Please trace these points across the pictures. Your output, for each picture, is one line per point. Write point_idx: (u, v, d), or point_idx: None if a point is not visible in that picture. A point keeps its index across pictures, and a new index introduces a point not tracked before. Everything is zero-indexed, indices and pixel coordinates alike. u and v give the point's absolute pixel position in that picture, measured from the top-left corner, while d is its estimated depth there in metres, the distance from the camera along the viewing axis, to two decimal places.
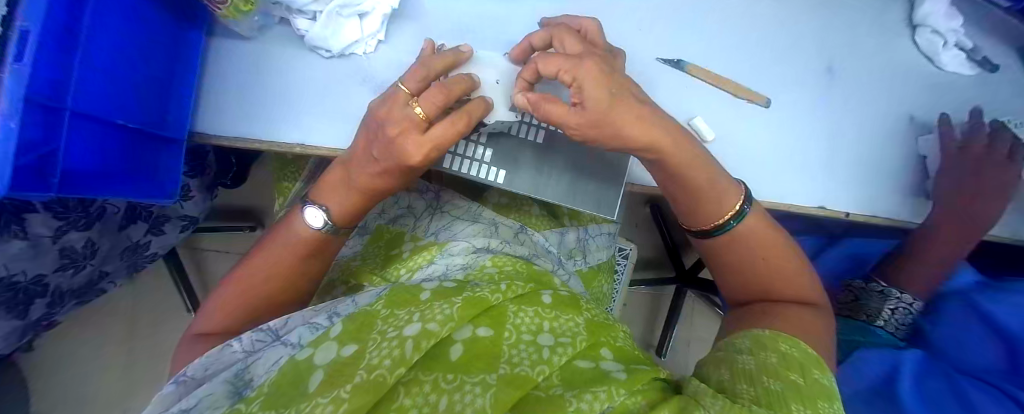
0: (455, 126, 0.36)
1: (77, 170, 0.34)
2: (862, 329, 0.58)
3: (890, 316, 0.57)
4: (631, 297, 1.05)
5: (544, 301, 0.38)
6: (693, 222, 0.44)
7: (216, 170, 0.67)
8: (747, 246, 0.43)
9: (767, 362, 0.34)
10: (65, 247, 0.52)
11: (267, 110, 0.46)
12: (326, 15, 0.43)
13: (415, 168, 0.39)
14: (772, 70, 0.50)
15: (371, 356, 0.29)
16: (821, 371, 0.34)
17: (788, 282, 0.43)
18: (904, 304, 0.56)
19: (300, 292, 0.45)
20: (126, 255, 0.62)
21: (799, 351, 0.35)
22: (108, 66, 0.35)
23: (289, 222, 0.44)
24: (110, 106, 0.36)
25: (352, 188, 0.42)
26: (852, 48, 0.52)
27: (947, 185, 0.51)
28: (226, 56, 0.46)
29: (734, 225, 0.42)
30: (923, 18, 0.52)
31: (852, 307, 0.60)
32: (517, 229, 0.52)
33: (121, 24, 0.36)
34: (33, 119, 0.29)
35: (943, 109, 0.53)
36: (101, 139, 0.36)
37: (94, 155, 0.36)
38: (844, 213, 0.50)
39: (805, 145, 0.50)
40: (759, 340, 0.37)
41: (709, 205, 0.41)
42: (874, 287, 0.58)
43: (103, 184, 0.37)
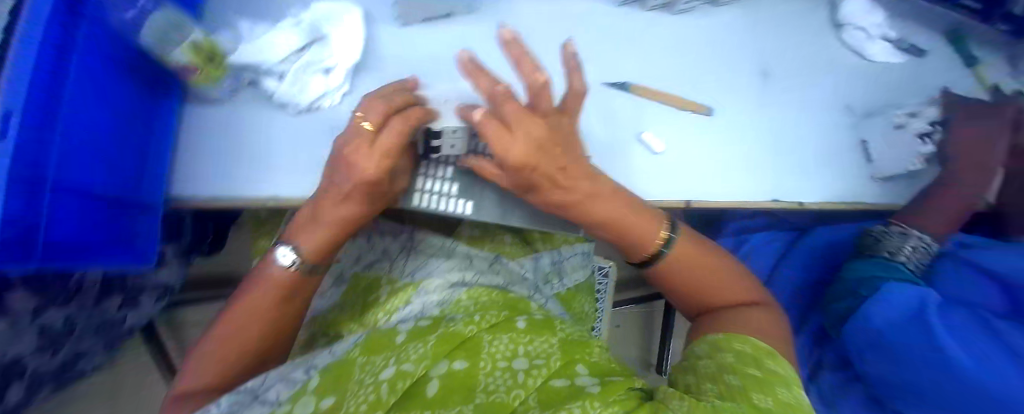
0: (404, 124, 0.38)
1: (58, 241, 0.37)
2: (884, 265, 0.57)
3: (912, 253, 0.57)
4: (622, 319, 1.06)
5: (519, 327, 0.40)
6: (632, 255, 0.46)
7: (194, 237, 0.71)
8: (686, 268, 0.45)
9: (725, 362, 0.36)
10: (44, 326, 0.53)
11: (240, 169, 0.47)
12: (292, 73, 0.47)
13: (378, 187, 0.40)
14: (720, 76, 0.53)
15: (349, 404, 0.30)
16: (775, 362, 0.35)
17: (722, 291, 0.46)
18: (922, 244, 0.58)
19: (280, 334, 0.45)
20: (101, 332, 0.64)
21: (750, 347, 0.37)
22: (86, 142, 0.38)
23: (262, 266, 0.45)
24: (88, 178, 0.39)
25: (315, 224, 0.43)
26: (787, 49, 0.56)
27: (887, 160, 0.55)
28: (201, 122, 0.48)
29: (667, 252, 0.44)
30: (845, 16, 0.58)
31: (873, 249, 0.60)
32: (491, 259, 0.53)
33: (99, 102, 0.40)
34: (17, 195, 0.32)
35: (880, 94, 0.59)
36: (81, 210, 0.38)
37: (75, 226, 0.38)
38: (798, 202, 0.53)
39: (756, 143, 0.52)
40: (712, 344, 0.39)
41: (635, 239, 0.43)
42: (896, 228, 0.59)
43: (75, 255, 0.39)
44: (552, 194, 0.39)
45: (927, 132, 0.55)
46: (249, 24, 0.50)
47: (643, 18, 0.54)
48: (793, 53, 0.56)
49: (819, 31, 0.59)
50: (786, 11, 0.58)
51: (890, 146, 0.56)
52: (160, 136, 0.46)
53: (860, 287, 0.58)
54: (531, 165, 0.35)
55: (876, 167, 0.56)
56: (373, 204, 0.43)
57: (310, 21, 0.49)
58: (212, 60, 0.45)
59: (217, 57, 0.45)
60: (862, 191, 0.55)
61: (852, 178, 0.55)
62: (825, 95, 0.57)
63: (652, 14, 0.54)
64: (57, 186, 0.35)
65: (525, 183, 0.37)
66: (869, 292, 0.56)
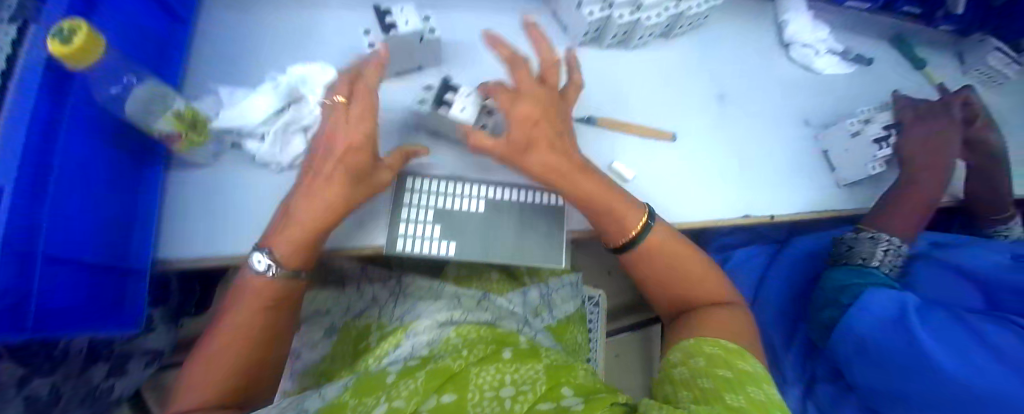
0: (365, 94, 0.44)
1: (49, 309, 0.38)
2: (861, 273, 0.58)
3: (884, 256, 0.59)
4: (620, 347, 1.03)
5: (505, 357, 0.41)
6: (610, 239, 0.48)
7: (179, 298, 0.72)
8: (660, 260, 0.47)
9: (698, 366, 0.37)
10: (32, 397, 0.52)
11: (224, 229, 0.48)
12: (272, 134, 0.50)
13: (357, 162, 0.43)
14: (682, 102, 0.57)
15: None
16: (744, 361, 0.37)
17: (699, 290, 0.48)
18: (893, 246, 0.59)
19: (265, 345, 0.44)
20: (90, 403, 0.61)
21: (721, 349, 0.38)
22: (74, 211, 0.40)
23: (238, 278, 0.45)
24: (78, 247, 0.40)
25: (288, 226, 0.43)
26: (740, 71, 0.61)
27: (846, 165, 0.59)
28: (185, 185, 0.49)
29: (644, 238, 0.46)
30: (791, 37, 0.63)
31: (848, 256, 0.61)
32: (479, 297, 0.55)
33: (87, 172, 0.42)
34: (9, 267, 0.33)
35: (832, 106, 0.63)
36: (69, 278, 0.39)
37: (63, 295, 0.39)
38: (768, 216, 0.55)
39: (722, 162, 0.55)
40: (686, 350, 0.40)
41: (614, 224, 0.46)
42: (865, 234, 0.60)
43: (66, 321, 0.39)
44: (551, 156, 0.43)
45: (883, 136, 0.59)
46: (228, 89, 0.52)
47: (603, 55, 0.58)
48: (746, 74, 0.61)
49: (769, 53, 0.64)
50: (735, 38, 0.63)
51: (850, 153, 0.58)
52: (147, 198, 0.47)
53: (840, 294, 0.59)
54: (534, 120, 0.42)
55: (840, 174, 0.59)
56: (360, 191, 0.44)
57: (288, 83, 0.51)
58: (195, 126, 0.47)
59: (199, 122, 0.48)
60: (828, 198, 0.58)
61: (818, 186, 0.58)
62: (782, 111, 0.61)
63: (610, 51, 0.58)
64: (49, 256, 0.37)
65: (525, 140, 0.42)
66: (850, 300, 0.57)
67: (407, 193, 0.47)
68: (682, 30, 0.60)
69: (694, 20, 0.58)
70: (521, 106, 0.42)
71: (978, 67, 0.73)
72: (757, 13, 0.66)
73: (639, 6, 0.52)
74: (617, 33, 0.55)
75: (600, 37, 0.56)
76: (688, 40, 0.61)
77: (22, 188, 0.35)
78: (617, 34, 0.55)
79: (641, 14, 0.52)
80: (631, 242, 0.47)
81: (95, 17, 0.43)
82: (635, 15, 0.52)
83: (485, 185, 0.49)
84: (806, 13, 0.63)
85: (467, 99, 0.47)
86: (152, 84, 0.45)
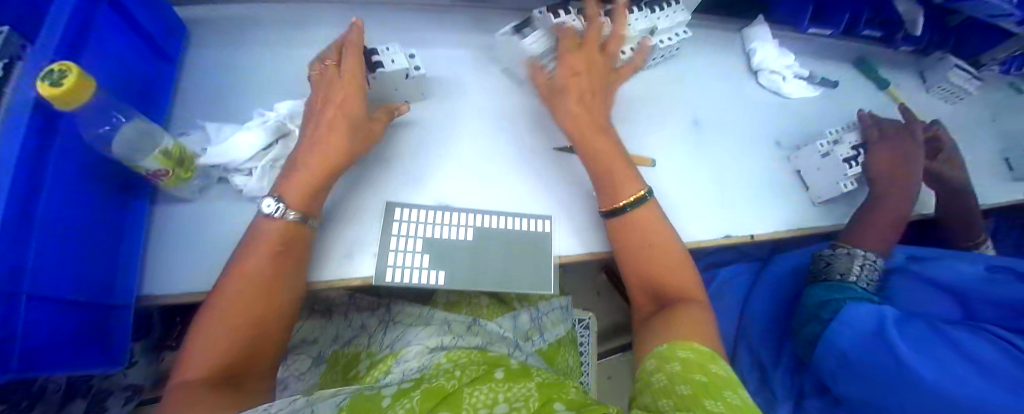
0: (353, 48, 0.50)
1: (27, 347, 0.37)
2: (839, 288, 0.60)
3: (860, 272, 0.61)
4: (614, 369, 1.02)
5: (497, 377, 0.42)
6: (603, 201, 0.50)
7: (161, 332, 0.70)
8: (643, 239, 0.49)
9: (674, 371, 0.36)
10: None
11: (208, 262, 0.48)
12: (259, 168, 0.50)
13: (349, 105, 0.49)
14: (661, 128, 0.60)
15: None
16: (717, 365, 0.37)
17: (684, 284, 0.48)
18: (869, 260, 0.61)
19: (291, 296, 0.45)
20: None
21: (693, 353, 0.38)
22: (58, 248, 0.40)
23: (254, 229, 0.45)
24: (60, 284, 0.39)
25: (295, 176, 0.46)
26: (713, 98, 0.65)
27: (818, 182, 0.61)
28: (171, 221, 0.49)
29: (631, 210, 0.49)
30: (759, 64, 0.68)
31: (826, 271, 0.63)
32: (469, 322, 0.56)
33: (70, 209, 0.42)
34: None
35: (801, 126, 0.67)
36: (50, 316, 0.38)
37: (44, 334, 0.38)
38: (749, 235, 0.56)
39: (702, 183, 0.58)
40: (661, 355, 0.40)
41: (613, 185, 0.50)
42: (841, 250, 0.63)
43: (44, 360, 0.39)
44: (574, 104, 0.53)
45: (852, 156, 0.62)
46: (216, 125, 0.53)
47: None
48: (719, 100, 0.65)
49: (739, 78, 0.68)
50: (707, 65, 0.67)
51: (821, 173, 0.61)
52: (133, 233, 0.47)
53: (821, 310, 0.60)
54: (576, 71, 0.54)
55: (813, 192, 0.62)
56: (360, 142, 0.49)
57: (276, 119, 0.53)
58: (182, 162, 0.47)
59: (186, 160, 0.48)
60: (805, 216, 0.61)
61: (792, 204, 0.61)
62: (755, 134, 0.64)
63: None
64: (32, 293, 0.37)
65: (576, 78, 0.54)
66: (829, 314, 0.59)
67: (395, 223, 0.48)
68: (656, 61, 0.64)
69: (666, 52, 0.63)
70: (568, 58, 0.55)
71: (942, 83, 0.77)
72: (727, 42, 0.71)
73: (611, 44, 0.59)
74: None
75: None
76: (663, 69, 0.65)
77: (6, 228, 0.34)
78: None
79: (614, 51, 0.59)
80: (623, 208, 0.49)
81: (83, 58, 0.44)
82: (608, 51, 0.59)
83: (478, 214, 0.51)
84: (772, 42, 0.68)
85: (536, 37, 0.59)
86: (138, 123, 0.45)
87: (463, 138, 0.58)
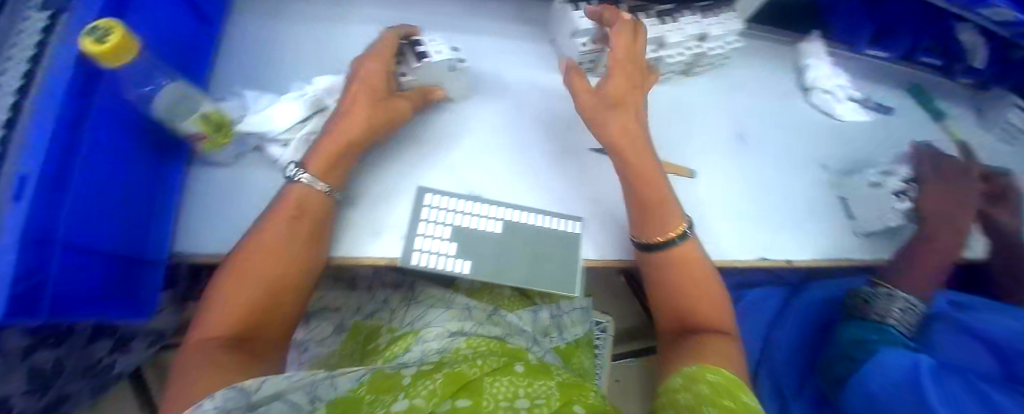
0: (389, 39, 0.52)
1: (68, 295, 0.37)
2: (875, 329, 0.56)
3: (901, 316, 0.56)
4: (624, 371, 1.03)
5: (518, 370, 0.42)
6: (642, 233, 0.47)
7: (189, 284, 0.72)
8: (681, 269, 0.47)
9: (702, 393, 0.36)
10: (33, 368, 0.54)
11: (240, 227, 0.48)
12: (295, 141, 0.51)
13: (377, 85, 0.50)
14: (702, 139, 0.58)
15: None
16: (748, 395, 0.35)
17: (715, 309, 0.47)
18: (912, 305, 0.56)
19: (309, 267, 0.45)
20: (88, 374, 0.64)
21: (722, 378, 0.37)
22: (97, 201, 0.40)
23: (284, 197, 0.45)
24: (97, 236, 0.40)
25: (319, 142, 0.47)
26: (758, 114, 0.63)
27: (865, 211, 0.59)
28: (206, 184, 0.50)
29: (677, 243, 0.47)
30: (812, 82, 0.65)
31: (863, 308, 0.59)
32: (490, 311, 0.58)
33: (110, 163, 0.42)
34: (31, 252, 0.33)
35: (849, 152, 0.64)
36: (88, 266, 0.39)
37: (83, 283, 0.39)
38: (787, 260, 0.54)
39: (741, 199, 0.56)
40: (688, 375, 0.40)
41: (658, 219, 0.47)
42: (882, 289, 0.58)
43: (84, 306, 0.39)
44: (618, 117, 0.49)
45: (903, 191, 0.59)
46: (255, 94, 0.54)
47: None
48: (765, 117, 0.63)
49: (788, 95, 0.66)
50: (756, 80, 0.65)
51: (866, 204, 0.59)
52: (166, 192, 0.48)
53: (854, 351, 0.57)
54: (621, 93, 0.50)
55: (858, 222, 0.59)
56: (384, 113, 0.49)
57: (314, 93, 0.53)
58: (220, 127, 0.48)
59: (224, 127, 0.49)
60: (850, 246, 0.58)
61: (833, 231, 0.58)
62: (800, 155, 0.62)
63: None
64: (69, 242, 0.37)
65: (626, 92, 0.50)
66: (862, 357, 0.55)
67: (425, 209, 0.48)
68: (703, 69, 0.62)
69: (716, 60, 0.61)
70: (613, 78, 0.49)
71: None
72: (778, 58, 0.69)
73: (662, 45, 0.55)
74: None
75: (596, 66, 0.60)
76: (709, 79, 0.63)
77: (50, 172, 0.35)
78: None
79: (663, 52, 0.56)
80: (659, 245, 0.47)
81: (129, 15, 0.44)
82: (657, 52, 0.56)
83: (509, 208, 0.51)
84: (827, 61, 0.65)
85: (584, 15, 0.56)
86: (178, 85, 0.46)
87: (499, 128, 0.57)
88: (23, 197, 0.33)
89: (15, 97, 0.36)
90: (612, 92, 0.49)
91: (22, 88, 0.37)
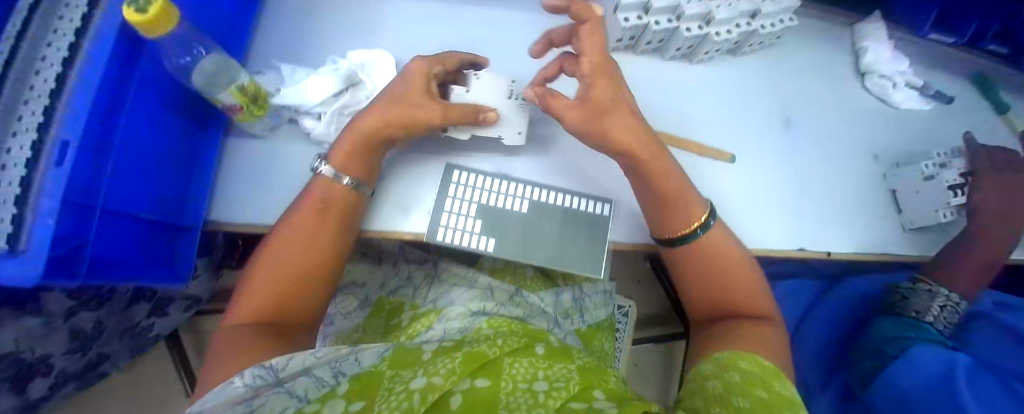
0: (456, 57, 0.51)
1: (102, 258, 0.38)
2: (911, 325, 0.55)
3: (940, 313, 0.55)
4: (641, 357, 1.04)
5: (538, 352, 0.42)
6: (663, 229, 0.46)
7: (224, 251, 0.75)
8: (708, 258, 0.45)
9: (732, 382, 0.35)
10: (74, 328, 0.57)
11: (275, 197, 0.49)
12: (329, 115, 0.50)
13: (410, 92, 0.46)
14: (744, 124, 0.57)
15: (380, 408, 0.32)
16: (783, 384, 0.34)
17: (753, 296, 0.45)
18: (952, 301, 0.54)
19: (335, 257, 0.46)
20: (125, 337, 0.68)
21: (756, 366, 0.36)
22: (135, 170, 0.41)
23: (309, 187, 0.46)
24: (134, 202, 0.41)
25: (342, 135, 0.46)
26: (806, 98, 0.60)
27: (914, 205, 0.56)
28: (238, 155, 0.50)
29: (700, 234, 0.45)
30: (869, 66, 0.61)
31: (900, 305, 0.58)
32: (512, 291, 0.57)
33: (147, 132, 0.43)
34: (70, 215, 0.34)
35: (903, 141, 0.61)
36: (124, 232, 0.40)
37: (119, 248, 0.40)
38: (826, 251, 0.54)
39: (782, 188, 0.55)
40: (720, 362, 0.39)
41: (679, 213, 0.45)
42: (922, 285, 0.56)
43: (118, 271, 0.41)
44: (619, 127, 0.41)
45: (957, 185, 0.54)
46: (290, 67, 0.53)
47: (664, 67, 0.58)
48: (814, 102, 0.60)
49: (841, 78, 0.62)
50: (809, 60, 0.62)
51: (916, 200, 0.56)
52: (204, 162, 0.49)
53: (885, 346, 0.56)
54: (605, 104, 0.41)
55: (906, 216, 0.56)
56: (403, 111, 0.45)
57: (348, 68, 0.52)
58: (256, 100, 0.47)
59: (260, 98, 0.48)
60: (893, 241, 0.56)
61: (879, 223, 0.56)
62: (848, 144, 0.59)
63: (671, 62, 0.58)
64: (107, 208, 0.38)
65: (609, 99, 0.42)
66: (894, 352, 0.54)
67: (452, 185, 0.49)
68: (751, 48, 0.59)
69: (766, 39, 0.57)
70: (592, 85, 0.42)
71: None
72: (834, 37, 0.64)
73: (710, 21, 0.51)
74: (683, 47, 0.55)
75: (636, 44, 0.56)
76: (757, 58, 0.60)
77: (88, 140, 0.36)
78: (681, 47, 0.55)
79: (711, 29, 0.52)
80: (681, 239, 0.45)
81: None
82: (703, 29, 0.52)
83: (534, 186, 0.50)
84: (886, 43, 0.60)
85: None
86: (218, 59, 0.45)
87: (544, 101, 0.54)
88: (63, 162, 0.34)
89: (66, 51, 0.36)
90: (594, 100, 0.41)
91: (74, 44, 0.37)
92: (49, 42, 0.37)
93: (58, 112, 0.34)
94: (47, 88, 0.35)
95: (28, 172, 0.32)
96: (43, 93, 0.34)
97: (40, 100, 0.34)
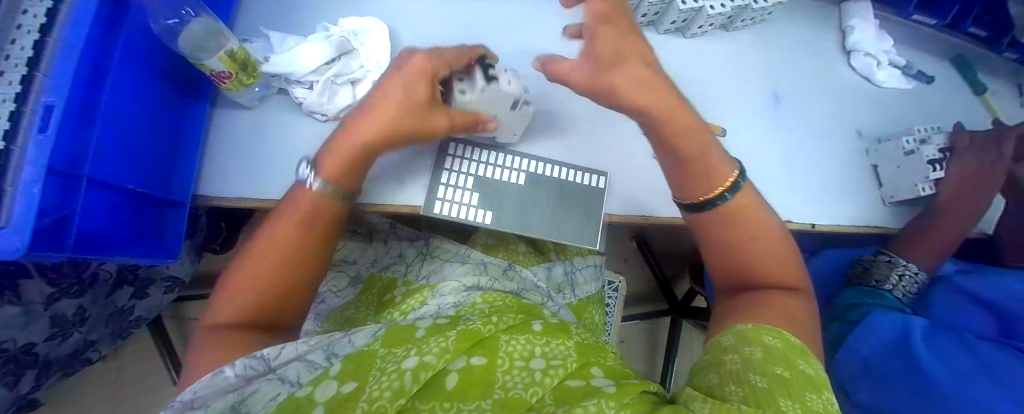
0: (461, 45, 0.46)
1: (91, 232, 0.37)
2: (870, 293, 0.59)
3: (899, 282, 0.58)
4: (628, 333, 1.07)
5: (535, 329, 0.43)
6: (686, 194, 0.45)
7: (209, 233, 0.73)
8: (732, 224, 0.45)
9: (752, 357, 0.37)
10: (56, 315, 0.57)
11: (268, 170, 0.49)
12: (321, 83, 0.49)
13: (422, 99, 0.43)
14: (733, 100, 0.58)
15: (372, 388, 0.33)
16: (805, 362, 0.36)
17: (756, 267, 0.45)
18: (909, 271, 0.58)
19: (326, 245, 0.44)
20: (112, 321, 0.67)
21: (782, 343, 0.38)
22: (119, 140, 0.40)
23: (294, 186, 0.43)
24: (122, 175, 0.40)
25: (337, 145, 0.43)
26: (794, 77, 0.61)
27: (892, 180, 0.58)
28: (226, 128, 0.50)
29: (729, 197, 0.44)
30: (855, 44, 0.62)
31: (862, 276, 0.61)
32: (505, 266, 0.58)
33: (131, 103, 0.41)
34: (53, 185, 0.33)
35: (885, 118, 0.63)
36: (110, 204, 0.39)
37: (106, 222, 0.39)
38: (809, 225, 0.56)
39: (767, 164, 0.56)
40: (742, 335, 0.40)
41: (700, 178, 0.44)
42: (882, 257, 0.60)
43: (112, 247, 0.40)
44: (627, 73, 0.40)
45: (937, 159, 0.58)
46: (279, 34, 0.52)
47: (657, 41, 0.58)
48: (801, 80, 0.61)
49: (829, 56, 0.63)
50: (798, 38, 0.63)
51: (895, 179, 0.58)
52: (192, 136, 0.48)
53: (845, 313, 0.59)
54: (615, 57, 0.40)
55: (886, 191, 0.59)
56: (410, 122, 0.43)
57: (340, 35, 0.51)
58: (246, 68, 0.46)
59: (249, 66, 0.46)
60: (871, 216, 0.59)
61: (859, 197, 0.59)
62: (833, 121, 0.61)
63: (666, 36, 0.59)
64: (95, 179, 0.37)
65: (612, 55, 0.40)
66: (855, 318, 0.57)
67: (448, 158, 0.49)
68: (744, 24, 0.60)
69: (758, 15, 0.58)
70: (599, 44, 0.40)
71: None
72: (821, 15, 0.65)
73: None
74: (679, 20, 0.55)
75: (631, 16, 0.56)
76: (750, 34, 0.61)
77: (72, 105, 0.35)
78: (676, 21, 0.55)
79: (705, 2, 0.53)
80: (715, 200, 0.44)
81: None
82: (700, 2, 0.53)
83: (531, 160, 0.50)
84: (873, 22, 0.62)
85: None
86: (206, 21, 0.45)
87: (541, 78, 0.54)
88: (46, 129, 0.32)
89: (44, 17, 0.34)
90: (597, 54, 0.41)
91: (52, 10, 0.35)
92: (25, 9, 0.35)
93: (36, 77, 0.33)
94: (24, 56, 0.33)
95: (7, 144, 0.31)
96: (20, 62, 0.33)
97: (16, 69, 0.33)
